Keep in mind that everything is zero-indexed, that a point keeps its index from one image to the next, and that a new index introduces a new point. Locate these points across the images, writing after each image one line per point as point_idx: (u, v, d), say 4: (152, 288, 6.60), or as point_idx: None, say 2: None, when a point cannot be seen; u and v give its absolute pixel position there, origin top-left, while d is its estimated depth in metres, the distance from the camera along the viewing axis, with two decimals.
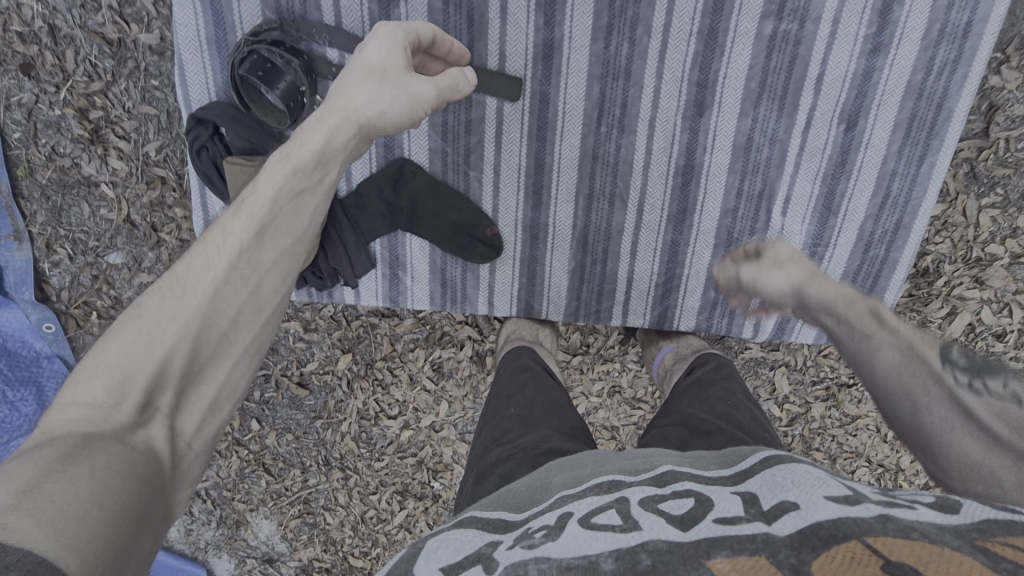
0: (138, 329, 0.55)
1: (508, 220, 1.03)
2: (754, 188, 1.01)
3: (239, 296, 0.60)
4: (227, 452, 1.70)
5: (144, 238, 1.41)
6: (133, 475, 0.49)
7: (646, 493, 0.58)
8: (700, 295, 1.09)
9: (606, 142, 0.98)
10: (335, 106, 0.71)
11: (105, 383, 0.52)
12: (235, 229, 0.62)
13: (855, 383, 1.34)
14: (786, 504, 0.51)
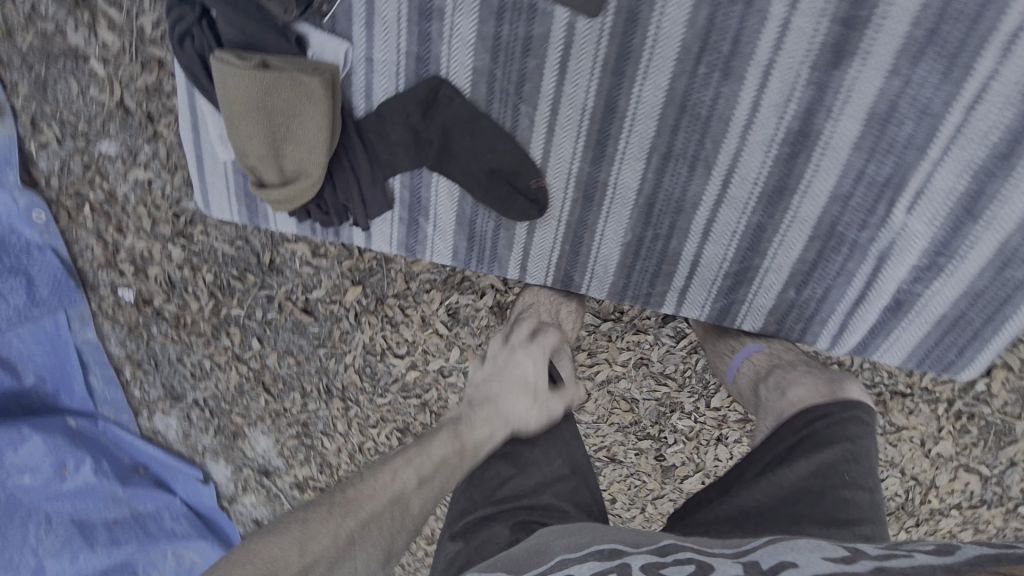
0: (295, 531, 0.56)
1: (560, 171, 0.83)
2: (880, 173, 0.78)
3: (392, 516, 0.61)
4: (226, 366, 1.48)
5: (139, 128, 1.23)
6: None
7: (647, 559, 0.52)
8: (776, 293, 0.90)
9: (701, 89, 0.76)
10: (480, 390, 0.76)
11: (290, 546, 0.55)
12: (403, 475, 0.63)
13: (910, 393, 1.14)
14: (784, 565, 0.48)
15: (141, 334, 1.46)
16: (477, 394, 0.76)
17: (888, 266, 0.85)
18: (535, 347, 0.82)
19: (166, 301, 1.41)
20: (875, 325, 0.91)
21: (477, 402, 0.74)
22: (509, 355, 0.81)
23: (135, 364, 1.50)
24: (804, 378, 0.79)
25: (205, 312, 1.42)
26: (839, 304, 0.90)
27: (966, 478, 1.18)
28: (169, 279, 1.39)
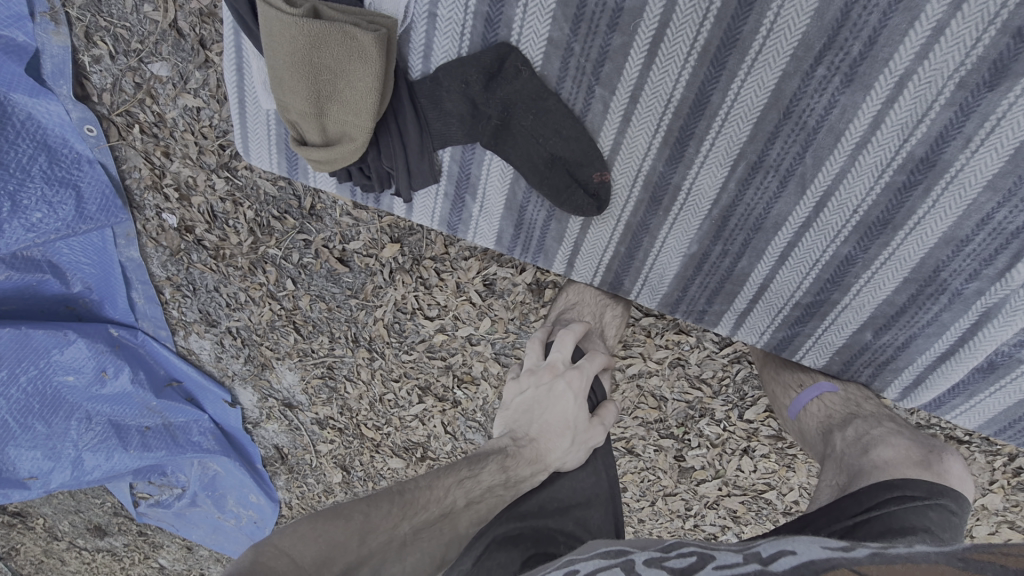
0: (357, 521, 0.54)
1: (628, 168, 0.74)
2: (1011, 221, 0.66)
3: (441, 529, 0.61)
4: (258, 302, 1.36)
5: (191, 53, 1.12)
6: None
7: (650, 554, 0.45)
8: (849, 333, 0.80)
9: (814, 94, 0.64)
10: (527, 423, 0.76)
11: (351, 532, 0.53)
12: (450, 493, 0.65)
13: (968, 440, 1.01)
14: (782, 552, 0.42)
15: (183, 259, 1.32)
16: (519, 429, 0.77)
17: (989, 326, 0.73)
18: (581, 379, 0.78)
19: (207, 232, 1.29)
20: (957, 383, 0.79)
21: (521, 439, 0.75)
22: (553, 385, 0.78)
23: (175, 287, 1.35)
24: (895, 440, 0.72)
25: (244, 248, 1.30)
26: (919, 355, 0.78)
27: (1006, 533, 1.10)
28: (212, 211, 1.27)
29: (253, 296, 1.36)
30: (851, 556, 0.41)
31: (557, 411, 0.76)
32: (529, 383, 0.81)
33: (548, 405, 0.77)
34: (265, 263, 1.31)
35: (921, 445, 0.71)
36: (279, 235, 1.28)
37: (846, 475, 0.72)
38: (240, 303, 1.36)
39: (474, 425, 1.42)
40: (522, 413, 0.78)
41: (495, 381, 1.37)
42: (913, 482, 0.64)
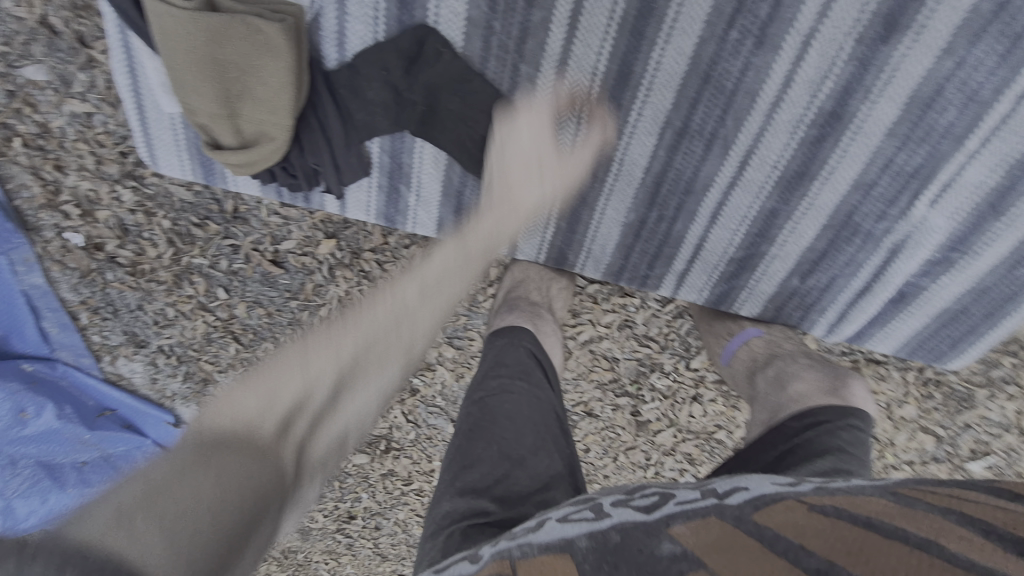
0: (294, 354, 0.51)
1: (561, 143, 0.74)
2: (909, 162, 0.72)
3: (398, 335, 0.56)
4: (189, 315, 1.24)
5: (71, 53, 1.04)
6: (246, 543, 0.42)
7: (616, 496, 0.51)
8: (778, 281, 0.85)
9: (730, 58, 0.66)
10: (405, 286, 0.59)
11: (292, 370, 0.50)
12: (390, 301, 0.57)
13: (885, 360, 1.11)
14: (734, 487, 0.50)
15: (97, 280, 1.19)
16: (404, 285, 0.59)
17: (898, 260, 0.80)
18: (557, 160, 0.69)
19: (120, 248, 1.17)
20: (874, 315, 0.87)
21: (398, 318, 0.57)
22: (506, 179, 0.67)
23: (92, 311, 1.21)
24: (807, 374, 0.79)
25: (165, 260, 1.20)
26: (841, 295, 0.85)
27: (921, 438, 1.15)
28: (122, 224, 1.16)
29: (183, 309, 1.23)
30: (798, 490, 0.48)
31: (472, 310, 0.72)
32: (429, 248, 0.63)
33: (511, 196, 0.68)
34: (190, 274, 1.20)
35: (829, 374, 0.79)
36: (202, 242, 1.19)
37: (770, 413, 0.77)
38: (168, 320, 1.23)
39: (435, 411, 1.39)
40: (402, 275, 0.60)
41: (454, 365, 1.35)
42: (827, 410, 0.70)
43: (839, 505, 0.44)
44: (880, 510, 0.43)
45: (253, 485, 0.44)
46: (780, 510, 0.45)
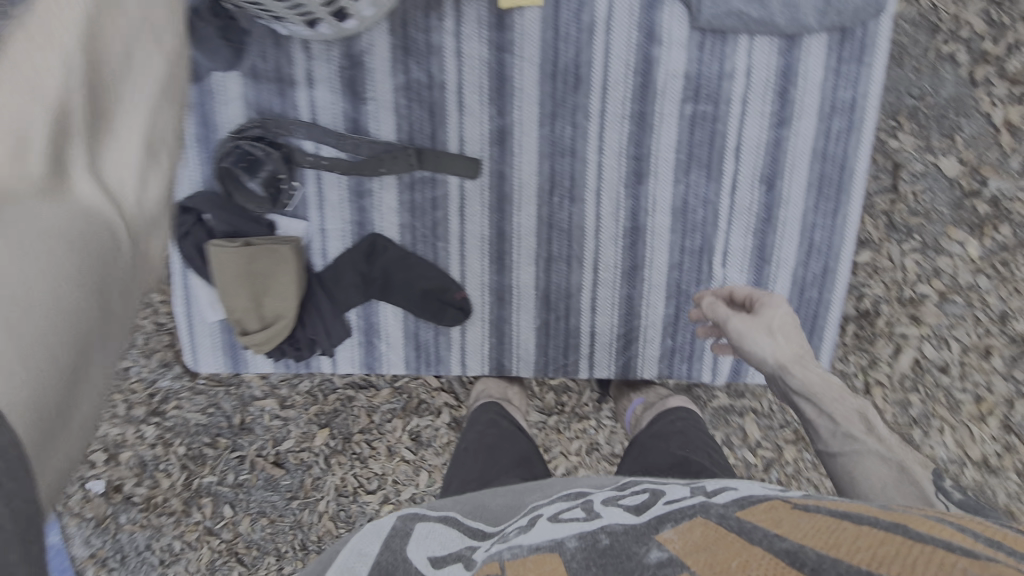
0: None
1: (475, 284, 1.11)
2: (694, 244, 1.12)
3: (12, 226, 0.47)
4: (197, 544, 1.51)
5: None
6: (18, 421, 0.42)
7: (609, 496, 0.77)
8: (658, 343, 1.16)
9: (559, 210, 1.09)
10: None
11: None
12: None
13: None
14: (721, 489, 0.72)
15: (110, 526, 1.52)
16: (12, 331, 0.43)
17: None
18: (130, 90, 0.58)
19: (137, 485, 1.52)
20: (738, 353, 1.17)
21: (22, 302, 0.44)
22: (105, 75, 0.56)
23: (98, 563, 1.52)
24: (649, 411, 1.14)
25: (177, 487, 1.52)
26: (706, 341, 1.16)
27: None
28: (140, 462, 1.51)
29: (191, 539, 1.51)
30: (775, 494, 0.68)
31: (789, 339, 0.87)
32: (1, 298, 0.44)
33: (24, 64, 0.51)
34: (202, 496, 1.51)
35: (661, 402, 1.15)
36: (213, 459, 1.51)
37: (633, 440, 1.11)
38: (177, 552, 1.51)
39: None
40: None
41: None
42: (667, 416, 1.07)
43: (818, 508, 0.62)
44: (887, 544, 0.51)
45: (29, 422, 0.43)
46: (761, 509, 0.63)
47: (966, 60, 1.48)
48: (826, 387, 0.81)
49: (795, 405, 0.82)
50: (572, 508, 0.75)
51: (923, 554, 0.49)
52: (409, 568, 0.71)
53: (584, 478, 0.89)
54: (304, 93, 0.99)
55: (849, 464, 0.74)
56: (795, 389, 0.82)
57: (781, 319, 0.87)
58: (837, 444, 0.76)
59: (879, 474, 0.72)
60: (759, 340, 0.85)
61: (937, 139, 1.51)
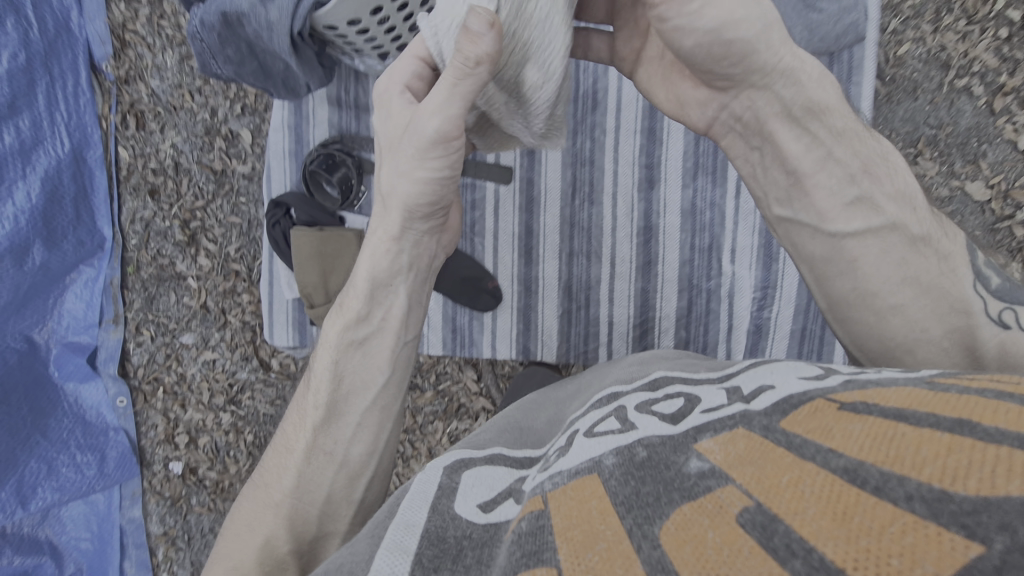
0: (291, 440, 0.85)
1: (506, 275, 1.28)
2: (704, 242, 1.24)
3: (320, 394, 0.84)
4: None
5: (214, 320, 1.70)
6: (296, 512, 0.79)
7: (640, 401, 0.69)
8: (672, 334, 1.26)
9: (580, 211, 1.25)
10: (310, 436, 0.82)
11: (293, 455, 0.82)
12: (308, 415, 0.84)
13: None
14: (760, 391, 0.61)
15: (183, 505, 1.75)
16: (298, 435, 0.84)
17: (737, 300, 1.24)
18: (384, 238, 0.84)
19: (209, 468, 1.74)
20: (750, 347, 1.25)
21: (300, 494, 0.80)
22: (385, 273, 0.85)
23: (170, 538, 1.75)
24: None
25: (241, 473, 1.73)
26: (718, 334, 1.26)
27: None
28: (216, 446, 1.74)
29: None
30: (826, 387, 0.56)
31: (764, 53, 0.79)
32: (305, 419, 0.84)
33: (379, 282, 0.84)
34: None
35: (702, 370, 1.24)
36: None
37: None
38: None
39: None
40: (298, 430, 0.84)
41: None
42: None
43: (866, 401, 0.50)
44: (953, 449, 0.39)
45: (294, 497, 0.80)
46: (805, 415, 0.51)
47: (983, 92, 1.51)
48: (831, 120, 0.83)
49: (790, 166, 0.85)
50: (605, 418, 0.67)
51: (993, 456, 0.37)
52: (462, 527, 0.61)
53: (610, 375, 0.85)
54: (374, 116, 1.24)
55: (852, 249, 0.83)
56: (789, 146, 0.84)
57: (756, 34, 0.77)
58: (845, 221, 0.83)
59: (897, 251, 0.82)
60: (720, 64, 0.80)
61: (960, 165, 1.54)
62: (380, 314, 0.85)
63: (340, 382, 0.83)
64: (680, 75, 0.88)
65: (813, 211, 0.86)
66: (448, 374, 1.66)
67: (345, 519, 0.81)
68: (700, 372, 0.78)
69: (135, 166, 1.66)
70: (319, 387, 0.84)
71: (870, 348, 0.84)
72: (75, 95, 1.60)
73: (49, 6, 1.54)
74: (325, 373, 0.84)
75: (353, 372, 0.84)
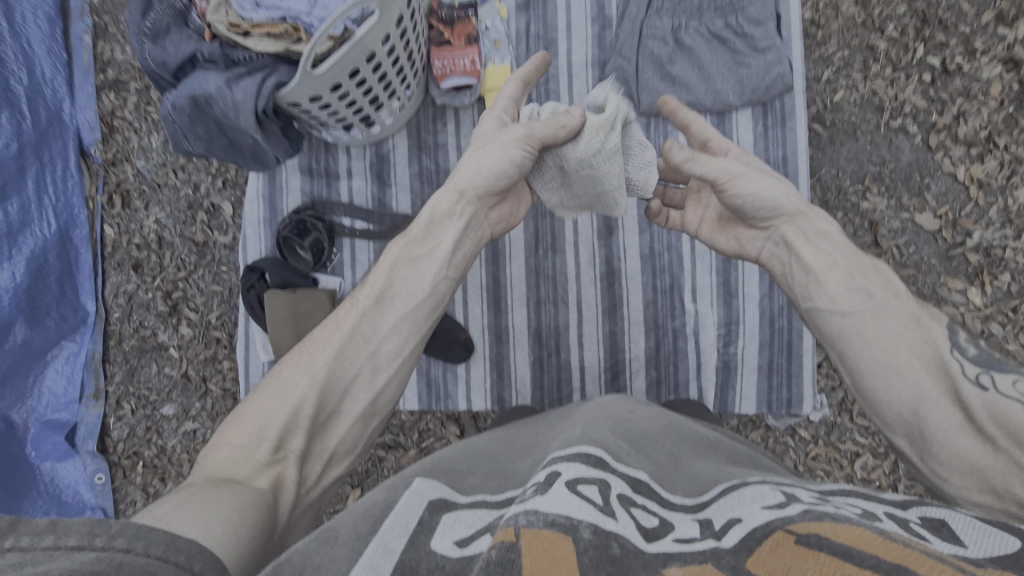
0: (328, 325, 0.93)
1: (476, 326, 1.32)
2: (664, 283, 1.28)
3: (371, 294, 0.94)
4: None
5: (194, 389, 1.70)
6: (311, 404, 0.84)
7: (623, 490, 0.60)
8: (643, 375, 1.29)
9: (546, 259, 1.31)
10: (348, 324, 0.91)
11: (331, 342, 0.89)
12: (360, 300, 0.93)
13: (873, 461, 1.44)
14: (730, 521, 0.55)
15: None
16: (343, 316, 0.92)
17: (703, 337, 1.27)
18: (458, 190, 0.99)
19: None
20: (719, 382, 1.27)
21: (326, 382, 0.86)
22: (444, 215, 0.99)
23: None
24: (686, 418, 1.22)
25: None
26: (689, 372, 1.28)
27: None
28: None
29: None
30: (788, 514, 0.53)
31: (801, 217, 0.96)
32: (349, 306, 0.93)
33: (436, 216, 0.99)
34: None
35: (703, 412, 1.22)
36: None
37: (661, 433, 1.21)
38: None
39: None
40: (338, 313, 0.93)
41: None
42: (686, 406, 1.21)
43: (820, 533, 0.48)
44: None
45: (316, 384, 0.85)
46: (767, 552, 0.48)
47: (918, 130, 1.60)
48: (842, 245, 0.95)
49: (809, 267, 0.94)
50: (587, 480, 0.58)
51: None
52: (435, 561, 0.53)
53: (595, 429, 0.78)
54: (344, 185, 1.32)
55: (861, 325, 0.87)
56: (809, 256, 0.95)
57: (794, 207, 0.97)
58: (850, 302, 0.89)
59: (894, 324, 0.86)
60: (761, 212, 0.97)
61: (908, 198, 1.60)
62: (431, 244, 0.99)
63: (390, 288, 0.95)
64: (733, 225, 1.05)
65: (824, 296, 0.91)
66: (430, 432, 1.61)
67: (362, 402, 0.89)
68: (675, 476, 0.71)
69: (120, 243, 1.72)
70: (371, 291, 0.94)
71: (885, 416, 0.83)
72: (64, 179, 1.68)
73: (43, 99, 1.64)
74: (379, 280, 0.95)
75: (401, 282, 0.96)
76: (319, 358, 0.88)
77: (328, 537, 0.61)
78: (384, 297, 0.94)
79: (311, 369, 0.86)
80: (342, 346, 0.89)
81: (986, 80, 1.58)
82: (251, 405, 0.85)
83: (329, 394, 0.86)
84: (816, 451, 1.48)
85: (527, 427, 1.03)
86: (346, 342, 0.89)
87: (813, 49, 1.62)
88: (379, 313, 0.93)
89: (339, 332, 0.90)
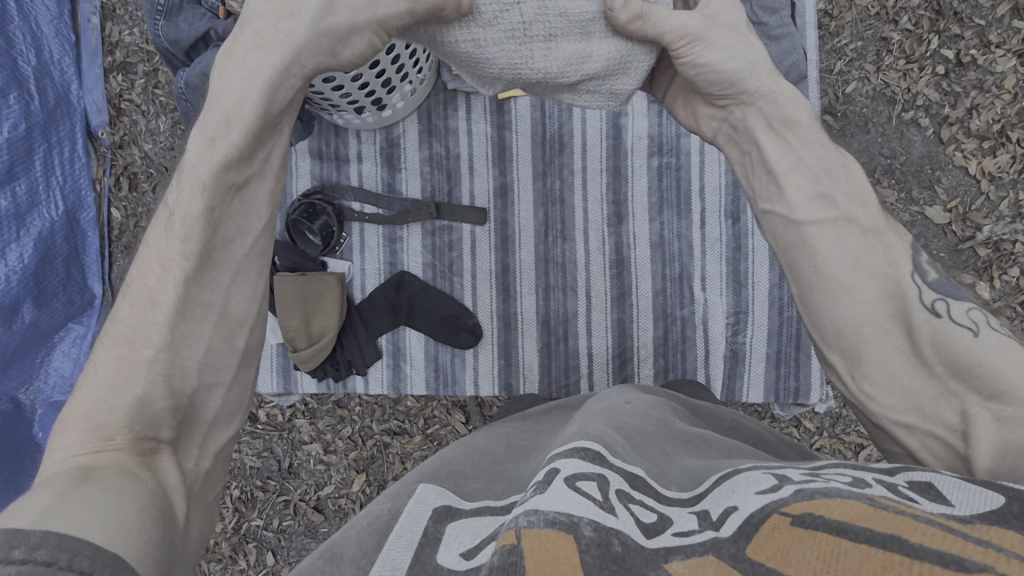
0: (139, 296, 0.70)
1: (484, 312, 1.31)
2: (673, 272, 1.28)
3: (185, 241, 0.70)
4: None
5: None
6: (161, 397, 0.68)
7: (621, 484, 0.58)
8: (651, 363, 1.29)
9: (555, 246, 1.31)
10: (169, 291, 0.69)
11: (157, 318, 0.69)
12: (172, 256, 0.70)
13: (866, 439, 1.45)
14: (727, 510, 0.53)
15: None
16: (155, 284, 0.70)
17: (711, 326, 1.27)
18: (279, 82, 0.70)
19: None
20: (727, 371, 1.27)
21: (174, 368, 0.69)
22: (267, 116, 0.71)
23: None
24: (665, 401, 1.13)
25: (228, 531, 1.66)
26: (697, 361, 1.28)
27: None
28: None
29: None
30: (781, 497, 0.53)
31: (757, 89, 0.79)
32: (163, 267, 0.70)
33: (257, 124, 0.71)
34: (248, 542, 1.65)
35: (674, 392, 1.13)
36: (262, 503, 1.65)
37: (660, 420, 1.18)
38: None
39: None
40: (147, 279, 0.70)
41: None
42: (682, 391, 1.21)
43: (815, 511, 0.49)
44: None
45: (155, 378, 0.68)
46: (765, 536, 0.49)
47: (930, 123, 1.59)
48: (808, 132, 0.80)
49: (771, 167, 0.80)
50: (586, 476, 0.56)
51: None
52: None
53: (596, 419, 0.77)
54: (354, 169, 1.31)
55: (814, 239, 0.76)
56: (773, 151, 0.80)
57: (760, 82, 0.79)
58: (811, 213, 0.77)
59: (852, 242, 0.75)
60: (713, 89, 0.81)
61: (918, 191, 1.59)
62: (257, 156, 0.73)
63: (210, 228, 0.70)
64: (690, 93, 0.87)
65: (784, 203, 0.79)
66: (436, 419, 1.61)
67: (230, 368, 0.73)
68: (667, 473, 0.68)
69: (127, 225, 1.72)
70: (186, 238, 0.70)
71: (822, 330, 0.76)
72: (71, 161, 1.68)
73: (51, 80, 1.64)
74: (194, 215, 0.70)
75: (224, 218, 0.71)
76: (146, 345, 0.68)
77: (335, 555, 0.62)
78: (211, 243, 0.71)
79: (141, 365, 0.68)
80: (168, 322, 0.69)
81: (1000, 73, 1.57)
82: (80, 403, 0.67)
83: (173, 382, 0.69)
84: (821, 443, 1.48)
85: (529, 423, 1.03)
86: (176, 314, 0.69)
87: (826, 39, 1.60)
88: (210, 263, 0.71)
89: (162, 304, 0.69)
